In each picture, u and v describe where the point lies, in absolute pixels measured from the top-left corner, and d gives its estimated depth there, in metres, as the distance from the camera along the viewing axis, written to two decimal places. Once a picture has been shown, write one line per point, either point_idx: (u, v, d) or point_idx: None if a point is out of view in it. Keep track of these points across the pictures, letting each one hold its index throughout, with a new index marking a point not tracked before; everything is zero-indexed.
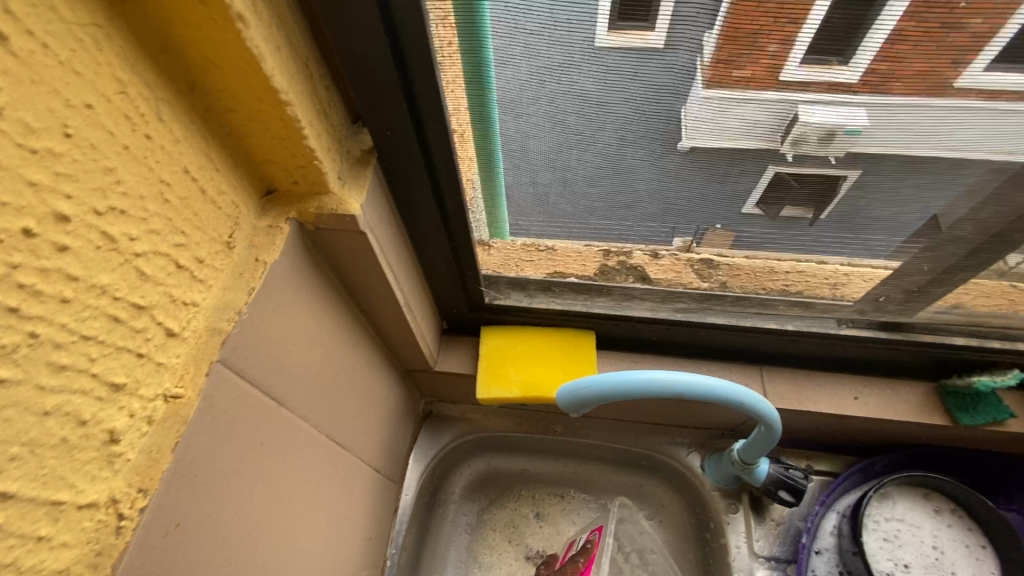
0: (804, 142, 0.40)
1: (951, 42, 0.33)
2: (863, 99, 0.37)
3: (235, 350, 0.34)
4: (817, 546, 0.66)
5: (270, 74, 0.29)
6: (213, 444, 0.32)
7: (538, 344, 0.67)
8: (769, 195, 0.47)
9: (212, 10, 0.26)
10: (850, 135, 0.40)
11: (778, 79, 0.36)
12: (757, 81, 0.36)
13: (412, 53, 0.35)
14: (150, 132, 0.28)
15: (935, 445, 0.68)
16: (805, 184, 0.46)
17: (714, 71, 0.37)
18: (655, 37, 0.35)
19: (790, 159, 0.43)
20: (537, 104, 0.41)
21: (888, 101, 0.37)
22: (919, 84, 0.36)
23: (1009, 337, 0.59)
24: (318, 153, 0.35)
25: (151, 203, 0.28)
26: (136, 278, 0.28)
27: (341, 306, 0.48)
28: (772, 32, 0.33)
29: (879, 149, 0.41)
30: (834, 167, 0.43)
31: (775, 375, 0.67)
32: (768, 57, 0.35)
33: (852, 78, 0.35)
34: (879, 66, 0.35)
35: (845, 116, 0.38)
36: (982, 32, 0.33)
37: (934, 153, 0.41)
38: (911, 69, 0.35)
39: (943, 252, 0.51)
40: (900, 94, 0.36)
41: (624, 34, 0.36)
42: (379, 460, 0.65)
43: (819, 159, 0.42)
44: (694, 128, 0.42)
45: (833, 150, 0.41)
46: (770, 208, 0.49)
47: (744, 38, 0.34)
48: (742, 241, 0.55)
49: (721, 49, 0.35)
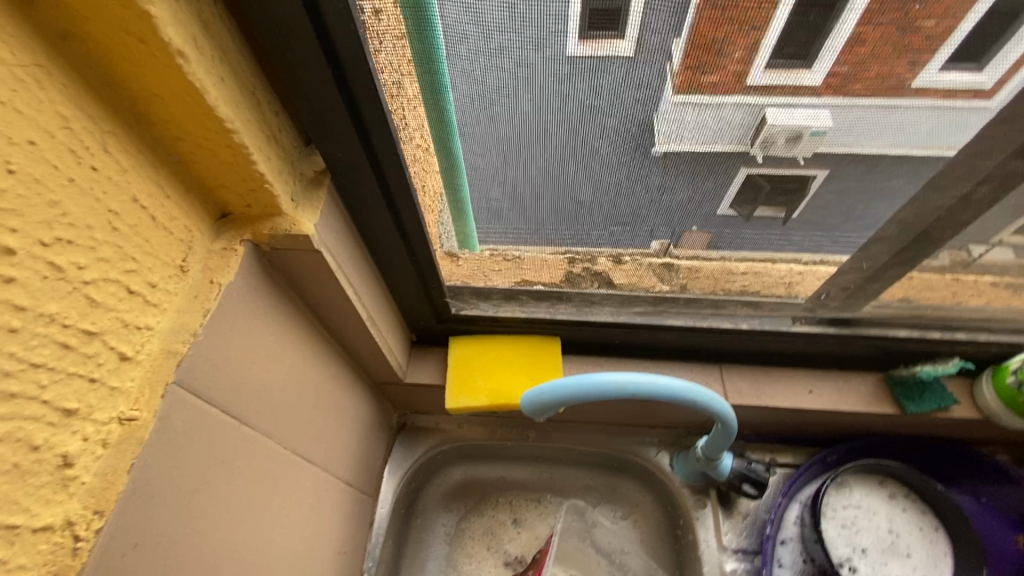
0: (772, 143, 0.44)
1: (906, 43, 0.36)
2: (826, 103, 0.41)
3: (192, 371, 0.35)
4: (782, 536, 0.68)
5: (213, 104, 0.31)
6: (171, 463, 0.33)
7: (504, 351, 0.68)
8: (742, 197, 0.50)
9: (151, 46, 0.27)
10: (815, 137, 0.43)
11: (745, 83, 0.39)
12: (725, 86, 0.40)
13: (356, 78, 0.37)
14: (96, 164, 0.29)
15: (887, 432, 0.72)
16: (772, 182, 0.49)
17: (682, 79, 0.39)
18: (624, 45, 0.37)
19: (762, 161, 0.46)
20: (481, 120, 0.44)
21: (851, 104, 0.41)
22: (876, 85, 0.39)
23: (948, 327, 0.63)
24: (268, 177, 0.36)
25: (98, 232, 0.29)
26: (85, 305, 0.29)
27: (303, 323, 0.49)
28: (738, 39, 0.36)
29: (841, 148, 0.44)
30: (802, 167, 0.46)
31: (734, 372, 0.70)
32: (736, 64, 0.38)
33: (815, 81, 0.39)
34: (840, 70, 0.38)
35: (809, 117, 0.42)
36: (937, 33, 0.36)
37: (892, 151, 0.44)
38: (872, 72, 0.38)
39: (875, 249, 0.54)
40: (862, 95, 0.40)
41: (597, 44, 0.37)
42: (351, 474, 0.65)
43: (788, 160, 0.46)
44: (664, 137, 0.44)
45: (800, 151, 0.45)
46: (745, 208, 0.52)
47: (714, 44, 0.37)
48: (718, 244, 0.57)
49: (689, 56, 0.38)
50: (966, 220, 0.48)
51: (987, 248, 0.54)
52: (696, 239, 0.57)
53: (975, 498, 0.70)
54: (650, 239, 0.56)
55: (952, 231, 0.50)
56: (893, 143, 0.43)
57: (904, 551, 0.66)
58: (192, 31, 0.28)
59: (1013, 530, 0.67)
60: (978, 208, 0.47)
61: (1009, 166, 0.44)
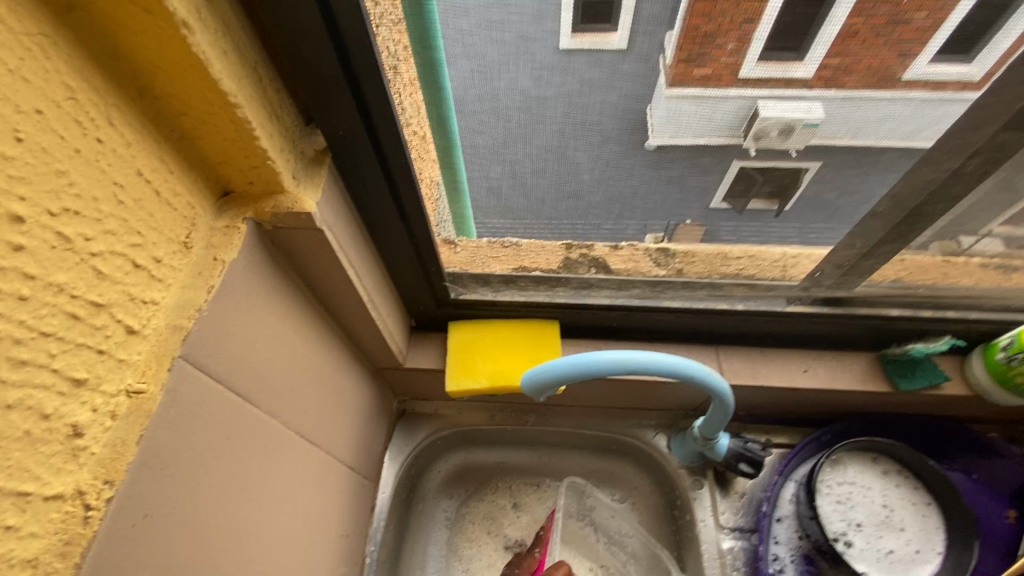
0: (765, 136, 0.46)
1: (897, 36, 0.37)
2: (819, 95, 0.42)
3: (197, 346, 0.35)
4: (778, 513, 0.69)
5: (217, 78, 0.31)
6: (179, 437, 0.34)
7: (504, 335, 0.69)
8: (735, 189, 0.54)
9: (155, 17, 0.27)
10: (808, 128, 0.45)
11: (738, 77, 0.41)
12: (718, 79, 0.41)
13: (358, 54, 0.37)
14: (101, 136, 0.29)
15: (878, 412, 0.73)
16: (766, 176, 0.52)
17: (675, 70, 0.40)
18: (618, 38, 0.39)
19: (754, 153, 0.48)
20: (480, 100, 0.44)
21: (844, 95, 0.42)
22: (870, 78, 0.40)
23: (940, 306, 0.64)
24: (270, 153, 0.36)
25: (105, 205, 0.29)
26: (93, 276, 0.29)
27: (304, 304, 0.50)
28: (729, 31, 0.38)
29: (830, 140, 0.46)
30: (795, 160, 0.48)
31: (730, 353, 0.71)
32: (727, 54, 0.39)
33: (807, 73, 0.40)
34: (832, 60, 0.39)
35: (803, 110, 0.43)
36: (925, 26, 0.37)
37: (886, 142, 0.46)
38: (863, 64, 0.39)
39: (868, 227, 0.55)
40: (854, 87, 0.41)
41: (589, 37, 0.39)
42: (353, 458, 0.66)
43: (780, 152, 0.48)
44: (660, 129, 0.46)
45: (793, 142, 0.46)
46: (737, 202, 0.56)
47: (703, 38, 0.38)
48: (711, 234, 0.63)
49: (680, 49, 0.39)
50: (956, 194, 0.49)
51: (977, 240, 0.57)
52: (689, 230, 0.63)
53: (966, 474, 0.71)
54: (644, 219, 0.59)
55: (943, 205, 0.51)
56: (876, 137, 0.45)
57: (897, 525, 0.67)
58: (195, 3, 0.29)
59: (1003, 505, 0.69)
60: (969, 181, 0.46)
61: (999, 138, 0.42)
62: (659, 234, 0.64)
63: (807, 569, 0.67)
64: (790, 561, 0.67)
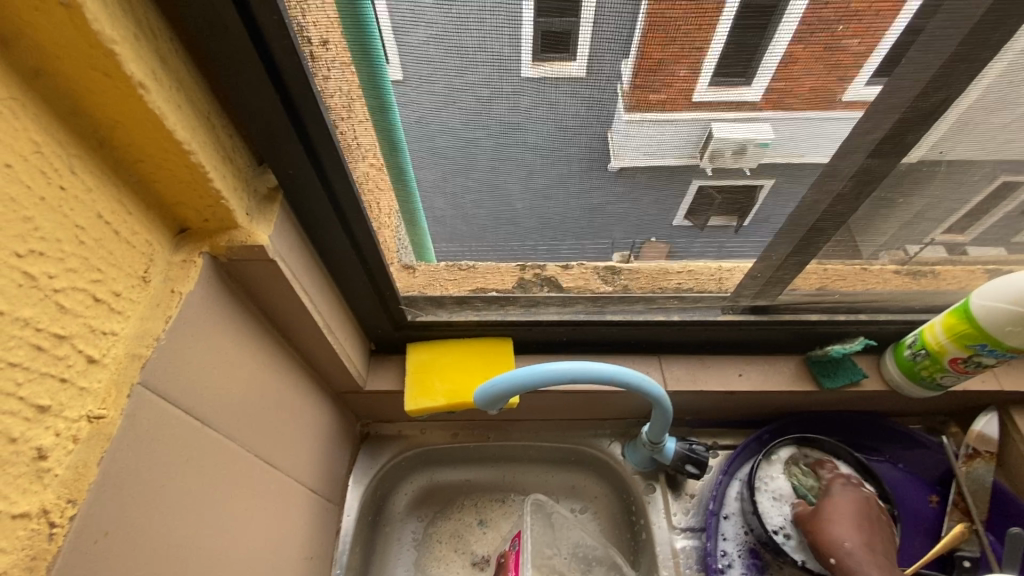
0: (720, 156, 0.48)
1: (835, 60, 0.41)
2: (767, 116, 0.44)
3: (156, 373, 0.37)
4: (724, 511, 0.74)
5: (172, 130, 0.34)
6: (138, 461, 0.36)
7: (460, 354, 0.72)
8: (697, 205, 0.56)
9: (115, 80, 0.31)
10: (760, 147, 0.47)
11: (692, 100, 0.43)
12: (674, 102, 0.43)
13: (303, 103, 0.41)
14: (64, 183, 0.32)
15: (809, 410, 0.80)
16: (722, 195, 0.55)
17: (633, 97, 0.43)
18: (576, 66, 0.41)
19: (711, 173, 0.51)
20: (420, 141, 0.48)
21: (789, 116, 0.45)
22: (814, 98, 0.43)
23: (853, 310, 0.71)
24: (224, 193, 0.40)
25: (67, 245, 0.32)
26: (56, 310, 0.32)
27: (261, 333, 0.52)
28: (681, 59, 0.40)
29: (782, 159, 0.49)
30: (748, 177, 0.51)
31: (672, 362, 0.76)
32: (681, 80, 0.41)
33: (755, 96, 0.42)
34: (777, 85, 0.42)
35: (752, 131, 0.46)
36: (860, 50, 0.40)
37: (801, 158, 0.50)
38: (806, 87, 0.42)
39: (778, 244, 0.61)
40: (800, 108, 0.44)
41: (543, 66, 0.42)
42: (316, 481, 0.67)
43: (736, 170, 0.50)
44: (618, 146, 0.48)
45: (746, 162, 0.49)
46: (699, 218, 0.58)
47: (661, 65, 0.41)
48: (675, 253, 0.65)
49: (637, 77, 0.42)
50: (842, 212, 0.56)
51: (921, 246, 0.63)
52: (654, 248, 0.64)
53: (894, 465, 0.78)
54: (572, 225, 0.59)
55: (834, 222, 0.57)
56: (803, 154, 0.49)
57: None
58: (151, 65, 0.32)
59: (927, 490, 0.76)
60: (849, 202, 0.55)
61: (865, 164, 0.50)
62: (626, 253, 0.65)
63: (752, 561, 0.72)
64: (738, 555, 0.72)
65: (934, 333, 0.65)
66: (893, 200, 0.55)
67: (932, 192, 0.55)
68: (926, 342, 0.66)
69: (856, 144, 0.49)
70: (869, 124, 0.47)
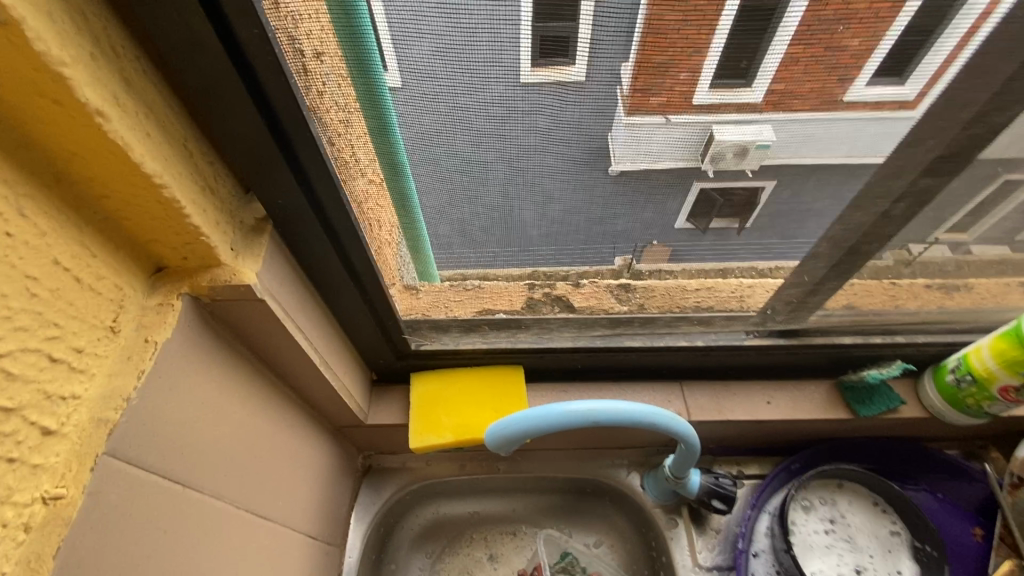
0: (722, 158, 0.42)
1: (835, 62, 0.35)
2: (767, 119, 0.39)
3: (126, 439, 0.33)
4: (754, 548, 0.69)
5: (140, 161, 0.30)
6: (105, 542, 0.31)
7: (468, 384, 0.68)
8: (697, 209, 0.48)
9: (68, 108, 0.26)
10: (760, 150, 0.41)
11: (693, 103, 0.37)
12: (673, 105, 0.37)
13: (293, 127, 0.36)
14: (11, 228, 0.27)
15: (841, 436, 0.74)
16: (725, 197, 0.47)
17: (633, 100, 0.38)
18: (576, 70, 0.36)
19: (712, 174, 0.44)
20: (423, 163, 0.44)
21: (791, 118, 0.39)
22: (815, 99, 0.38)
23: (889, 332, 0.66)
24: (204, 229, 0.35)
25: (15, 300, 0.27)
26: (1, 379, 0.27)
27: (252, 374, 0.47)
28: (682, 61, 0.35)
29: (785, 160, 0.43)
30: (751, 178, 0.45)
31: (695, 389, 0.71)
32: (682, 84, 0.36)
33: (756, 98, 0.37)
34: (778, 86, 0.37)
35: (752, 133, 0.40)
36: (860, 52, 0.35)
37: (830, 158, 0.43)
38: (805, 87, 0.37)
39: (812, 266, 0.56)
40: (801, 109, 0.39)
41: (545, 70, 0.36)
42: (315, 525, 0.62)
43: (736, 172, 0.44)
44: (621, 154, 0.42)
45: (748, 163, 0.43)
46: (700, 221, 0.50)
47: (659, 65, 0.35)
48: (678, 256, 0.56)
49: (637, 78, 0.36)
50: (889, 232, 0.51)
51: (925, 246, 0.55)
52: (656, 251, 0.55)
53: (931, 494, 0.73)
54: (591, 247, 0.54)
55: (878, 243, 0.52)
56: (833, 153, 0.42)
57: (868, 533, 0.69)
58: (112, 89, 0.28)
59: (969, 522, 0.71)
60: (899, 222, 0.50)
61: (921, 183, 0.46)
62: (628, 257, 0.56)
63: None
64: None
65: (981, 358, 0.60)
66: (944, 218, 0.51)
67: (982, 208, 0.50)
68: (972, 367, 0.61)
69: (912, 162, 0.44)
70: (927, 140, 0.42)
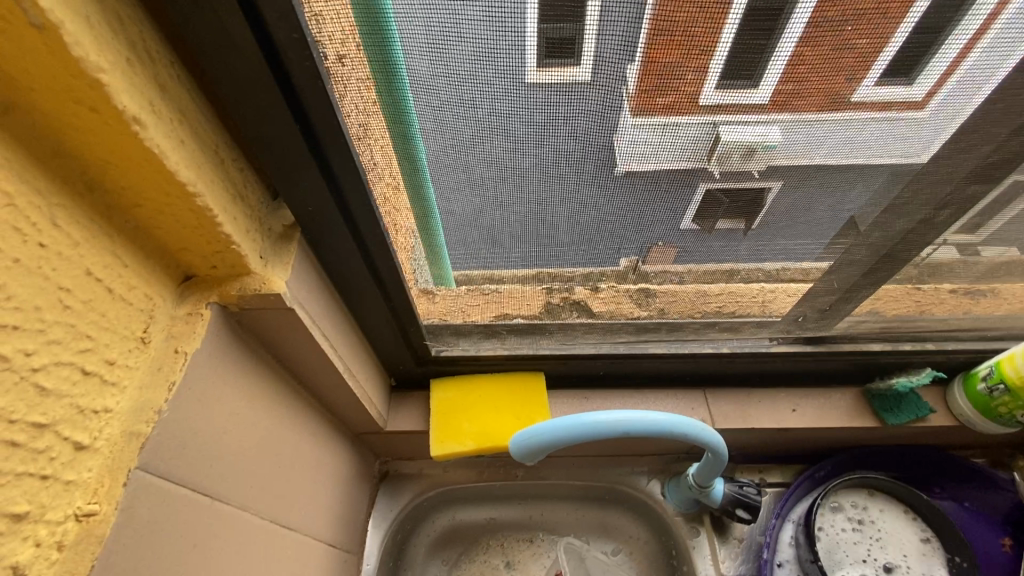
0: (729, 159, 0.41)
1: (842, 62, 0.34)
2: (779, 118, 0.38)
3: (157, 452, 0.32)
4: (778, 558, 0.68)
5: (175, 169, 0.29)
6: (138, 557, 0.30)
7: (490, 391, 0.67)
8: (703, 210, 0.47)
9: (104, 115, 0.25)
10: (766, 150, 0.41)
11: (699, 104, 0.36)
12: (681, 108, 0.37)
13: (326, 132, 0.36)
14: (45, 239, 0.26)
15: (867, 444, 0.73)
16: (731, 197, 0.46)
17: (638, 100, 0.36)
18: (582, 73, 0.34)
19: (721, 176, 0.43)
20: (454, 170, 0.43)
21: (802, 119, 0.38)
22: (819, 99, 0.37)
23: (918, 339, 0.65)
24: (235, 237, 0.34)
25: (49, 312, 0.27)
26: (35, 394, 0.26)
27: (275, 382, 0.47)
28: (692, 59, 0.34)
29: (792, 160, 0.43)
30: (756, 179, 0.44)
31: (719, 396, 0.70)
32: (689, 85, 0.35)
33: (764, 97, 0.36)
34: (784, 87, 0.36)
35: (759, 133, 0.39)
36: (868, 51, 0.34)
37: (846, 159, 0.43)
38: (813, 89, 0.36)
39: (844, 272, 0.55)
40: (808, 111, 0.38)
41: (548, 71, 0.35)
42: (335, 534, 0.62)
43: (745, 174, 0.44)
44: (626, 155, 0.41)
45: (754, 165, 0.43)
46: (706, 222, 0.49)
47: (666, 68, 0.34)
48: (683, 256, 0.54)
49: (642, 80, 0.35)
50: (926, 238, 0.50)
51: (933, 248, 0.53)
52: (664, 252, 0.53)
53: (956, 502, 0.72)
54: (616, 255, 0.52)
55: (913, 249, 0.51)
56: (853, 156, 0.42)
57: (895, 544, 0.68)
58: (148, 95, 0.27)
59: (997, 532, 0.69)
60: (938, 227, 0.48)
61: None
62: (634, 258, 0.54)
63: None
64: None
65: (1015, 365, 0.58)
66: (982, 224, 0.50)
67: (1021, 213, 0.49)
68: (1005, 375, 0.59)
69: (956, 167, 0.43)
70: None
